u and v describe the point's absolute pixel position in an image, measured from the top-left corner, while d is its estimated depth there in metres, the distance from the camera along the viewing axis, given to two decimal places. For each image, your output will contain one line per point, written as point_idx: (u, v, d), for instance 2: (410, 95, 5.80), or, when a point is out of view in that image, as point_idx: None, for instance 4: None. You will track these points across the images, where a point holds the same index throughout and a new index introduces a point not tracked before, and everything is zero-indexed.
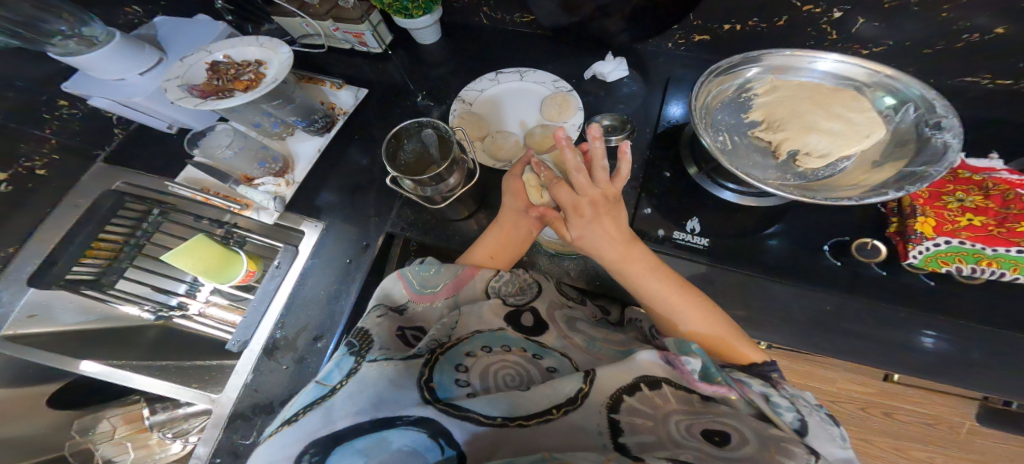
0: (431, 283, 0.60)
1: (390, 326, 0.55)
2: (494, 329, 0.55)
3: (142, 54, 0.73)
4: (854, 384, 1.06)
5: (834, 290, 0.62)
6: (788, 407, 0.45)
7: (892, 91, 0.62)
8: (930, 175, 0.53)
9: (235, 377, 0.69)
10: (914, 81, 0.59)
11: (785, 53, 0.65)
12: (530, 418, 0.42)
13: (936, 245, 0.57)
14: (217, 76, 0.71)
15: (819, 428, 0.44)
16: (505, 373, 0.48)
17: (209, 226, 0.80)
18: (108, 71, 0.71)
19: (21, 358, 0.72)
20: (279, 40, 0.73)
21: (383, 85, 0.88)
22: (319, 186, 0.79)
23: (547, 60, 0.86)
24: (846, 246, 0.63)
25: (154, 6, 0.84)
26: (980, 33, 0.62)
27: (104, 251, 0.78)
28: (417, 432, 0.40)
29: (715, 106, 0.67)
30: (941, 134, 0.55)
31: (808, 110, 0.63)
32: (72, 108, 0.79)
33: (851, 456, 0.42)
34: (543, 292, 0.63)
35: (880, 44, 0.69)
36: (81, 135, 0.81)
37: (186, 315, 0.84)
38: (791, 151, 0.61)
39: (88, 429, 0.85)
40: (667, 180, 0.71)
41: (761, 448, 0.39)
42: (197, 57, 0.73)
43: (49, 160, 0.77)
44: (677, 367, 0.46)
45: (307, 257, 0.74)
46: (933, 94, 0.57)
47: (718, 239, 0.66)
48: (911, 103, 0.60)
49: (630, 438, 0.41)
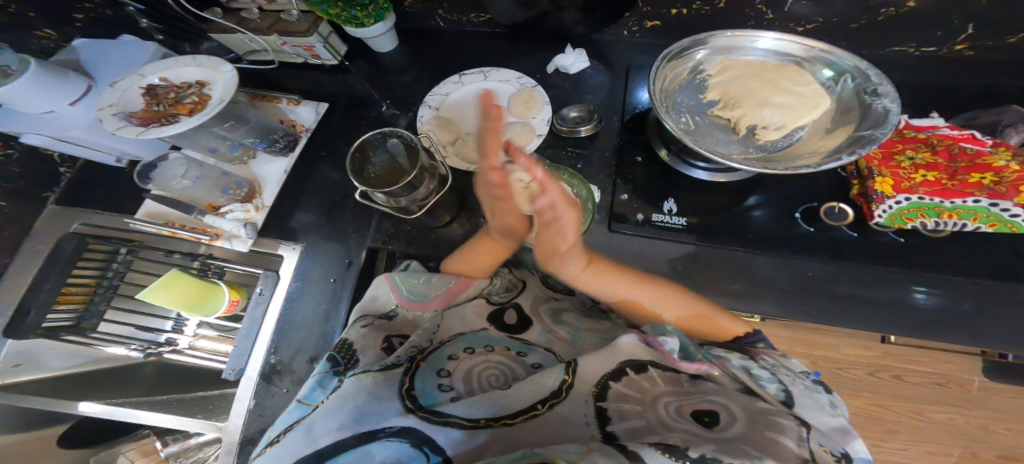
0: (420, 291, 0.61)
1: (374, 338, 0.56)
2: (477, 330, 0.56)
3: (68, 81, 0.72)
4: (860, 349, 1.10)
5: (811, 256, 0.64)
6: (770, 378, 0.48)
7: (829, 64, 0.64)
8: (877, 136, 0.55)
9: (237, 404, 0.69)
10: (846, 53, 0.62)
11: (728, 34, 0.66)
12: (515, 416, 0.43)
13: (897, 203, 0.59)
14: (156, 101, 0.70)
15: (805, 398, 0.47)
16: (488, 373, 0.49)
17: (183, 259, 0.79)
18: (36, 104, 0.69)
19: (14, 405, 0.72)
20: (219, 59, 0.74)
21: (346, 97, 0.87)
22: (294, 207, 0.79)
23: (506, 58, 0.86)
24: (816, 212, 0.66)
25: (70, 29, 0.81)
26: (895, 7, 0.65)
27: (77, 296, 0.77)
28: (400, 442, 0.41)
29: (674, 89, 0.68)
30: (879, 99, 0.58)
31: (759, 87, 0.64)
32: (7, 149, 0.75)
33: (844, 424, 0.44)
34: (526, 289, 0.65)
35: (812, 21, 0.71)
36: (25, 178, 0.78)
37: (177, 349, 0.84)
38: (750, 126, 0.63)
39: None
40: (640, 165, 0.72)
41: (750, 425, 0.41)
42: (129, 81, 0.73)
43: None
44: (656, 347, 0.49)
45: (289, 281, 0.74)
46: (865, 63, 0.60)
47: (694, 217, 0.67)
48: (849, 73, 0.62)
49: (618, 426, 0.41)
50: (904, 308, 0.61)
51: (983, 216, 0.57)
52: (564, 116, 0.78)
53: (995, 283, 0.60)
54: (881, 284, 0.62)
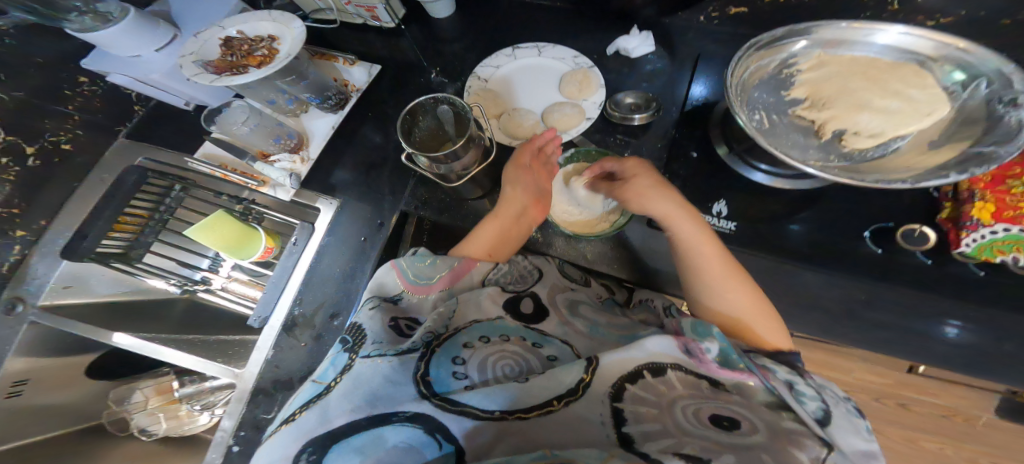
0: (426, 274, 0.59)
1: (383, 316, 0.54)
2: (493, 318, 0.54)
3: (158, 30, 0.74)
4: (872, 374, 1.00)
5: (874, 280, 0.57)
6: (813, 396, 0.43)
7: (963, 66, 0.55)
8: (999, 155, 0.47)
9: (257, 353, 0.70)
10: (989, 53, 0.52)
11: (841, 25, 0.59)
12: (530, 411, 0.41)
13: (993, 233, 0.51)
14: (231, 52, 0.71)
15: (842, 419, 0.42)
16: (503, 363, 0.47)
17: (229, 202, 0.80)
18: (125, 48, 0.71)
19: (57, 329, 0.75)
20: (291, 15, 0.72)
21: (396, 62, 0.86)
22: (334, 164, 0.78)
23: (566, 34, 0.82)
24: (891, 233, 0.58)
25: None
26: None
27: (131, 225, 0.80)
28: (413, 428, 0.40)
29: (752, 83, 0.61)
30: (1015, 110, 0.50)
31: (861, 87, 0.57)
32: (92, 84, 0.81)
33: (874, 449, 0.40)
34: (543, 278, 0.62)
35: (949, 14, 0.61)
36: (104, 113, 0.82)
37: (209, 289, 0.86)
38: (837, 131, 0.57)
39: (123, 399, 0.89)
40: (694, 161, 0.66)
41: (773, 437, 0.37)
42: (211, 33, 0.73)
43: (73, 136, 0.79)
44: (693, 354, 0.44)
45: (323, 235, 0.74)
46: (1011, 66, 0.51)
47: (746, 223, 0.62)
48: (985, 78, 0.53)
49: (634, 428, 0.39)
50: (963, 348, 0.54)
51: None
52: (618, 101, 0.73)
53: None
54: (942, 319, 0.55)
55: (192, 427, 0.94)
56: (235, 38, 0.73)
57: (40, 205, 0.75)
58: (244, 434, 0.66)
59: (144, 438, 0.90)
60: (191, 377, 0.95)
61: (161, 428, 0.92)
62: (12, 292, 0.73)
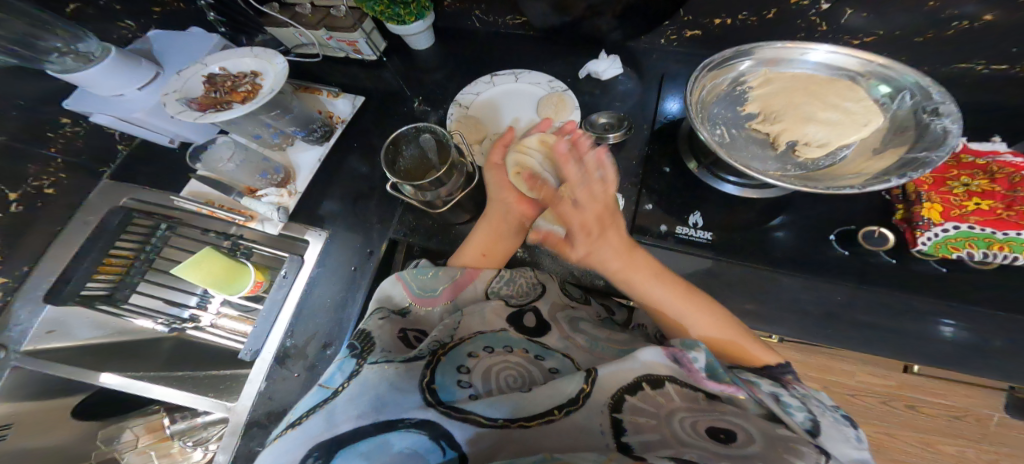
0: (429, 287, 0.62)
1: (391, 328, 0.57)
2: (497, 330, 0.56)
3: (139, 68, 0.76)
4: (875, 377, 1.03)
5: (844, 279, 0.60)
6: (799, 407, 0.47)
7: (886, 80, 0.61)
8: (931, 160, 0.52)
9: (248, 385, 0.70)
10: (908, 68, 0.58)
11: (776, 46, 0.64)
12: (531, 419, 0.43)
13: (944, 231, 0.54)
14: (214, 88, 0.73)
15: (833, 429, 0.45)
16: (506, 374, 0.49)
17: (217, 238, 0.82)
18: (108, 86, 0.73)
19: (44, 372, 0.75)
20: (273, 51, 0.75)
21: (379, 92, 0.89)
22: (321, 195, 0.80)
23: (540, 61, 0.87)
24: (852, 235, 0.62)
25: (148, 20, 0.87)
26: (969, 20, 0.62)
27: (116, 267, 0.80)
28: (419, 434, 0.42)
29: (710, 100, 0.66)
30: (939, 119, 0.55)
31: (804, 102, 0.62)
32: (75, 125, 0.80)
33: (865, 457, 0.42)
34: (544, 293, 0.64)
35: (870, 34, 0.69)
36: (86, 153, 0.82)
37: (199, 327, 0.86)
38: (790, 142, 0.61)
39: (112, 438, 0.88)
40: (667, 175, 0.70)
41: (769, 447, 0.39)
42: (193, 70, 0.75)
43: (57, 180, 0.79)
44: (683, 364, 0.46)
45: (313, 266, 0.75)
46: (927, 80, 0.57)
47: (720, 231, 0.65)
48: (908, 91, 0.59)
49: (633, 437, 0.41)
50: (941, 342, 0.57)
51: None
52: (592, 122, 0.77)
53: None
54: (915, 315, 0.58)
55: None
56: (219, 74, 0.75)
57: (24, 248, 0.76)
58: None
59: None
60: (182, 413, 0.94)
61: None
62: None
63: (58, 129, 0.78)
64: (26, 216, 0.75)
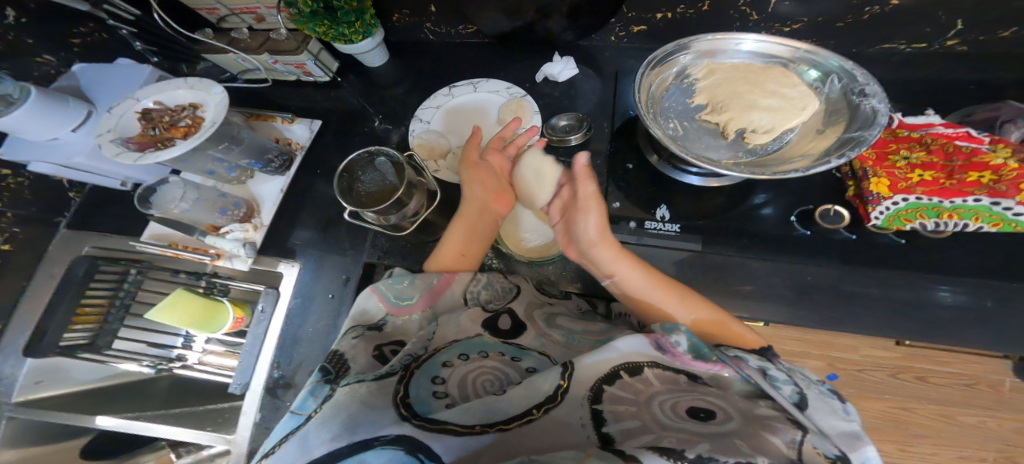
0: (406, 294, 0.63)
1: (367, 347, 0.56)
2: (471, 336, 0.57)
3: (68, 109, 0.73)
4: (880, 351, 1.07)
5: (808, 258, 0.62)
6: (785, 381, 0.48)
7: (814, 65, 0.64)
8: (867, 138, 0.55)
9: (244, 417, 0.70)
10: (831, 53, 0.62)
11: (709, 38, 0.66)
12: (509, 422, 0.44)
13: (894, 204, 0.56)
14: (152, 125, 0.72)
15: (817, 401, 0.46)
16: (482, 379, 0.50)
17: (188, 279, 0.80)
18: (40, 130, 0.70)
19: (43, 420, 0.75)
20: (209, 80, 0.75)
21: (338, 113, 0.88)
22: (290, 225, 0.80)
23: (496, 68, 0.87)
24: (810, 214, 0.64)
25: (68, 54, 0.83)
26: (879, 5, 0.66)
27: (92, 316, 0.79)
28: (395, 450, 0.42)
29: (660, 96, 0.68)
30: (867, 100, 0.59)
31: (745, 90, 0.64)
32: (17, 176, 0.76)
33: (855, 429, 0.43)
34: (521, 294, 0.65)
35: (798, 21, 0.72)
36: (36, 204, 0.79)
37: (186, 365, 0.83)
38: (738, 130, 0.63)
39: None
40: (632, 171, 0.72)
41: (746, 423, 0.41)
42: (126, 106, 0.74)
43: (12, 234, 0.77)
44: (665, 349, 0.48)
45: (289, 297, 0.74)
46: (850, 64, 0.61)
47: (686, 222, 0.67)
48: (834, 74, 0.63)
49: (613, 427, 0.42)
50: (910, 310, 0.59)
51: (986, 215, 0.54)
52: (553, 125, 0.77)
53: (1006, 284, 0.57)
54: (876, 287, 0.60)
55: None
56: (155, 109, 0.74)
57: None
58: None
59: None
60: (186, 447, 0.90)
61: None
62: None
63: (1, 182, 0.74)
64: None
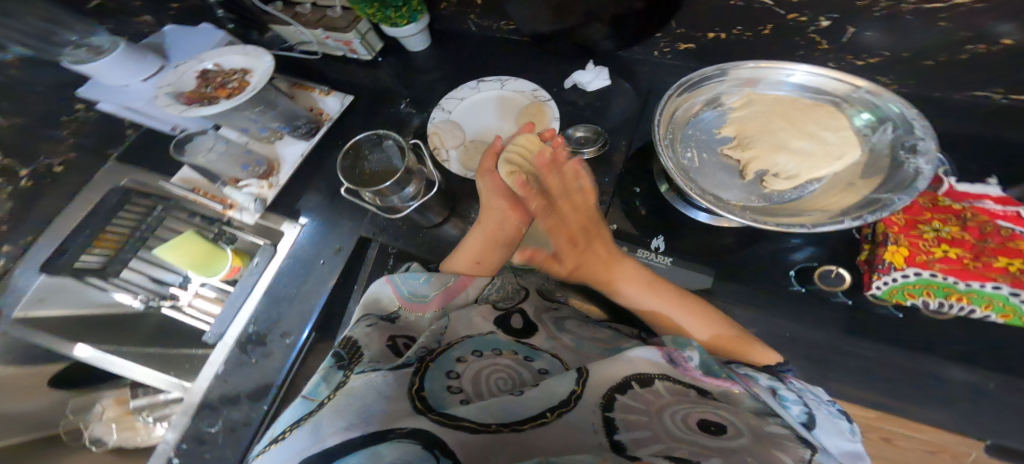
0: (420, 292, 0.64)
1: (379, 337, 0.56)
2: (483, 333, 0.56)
3: (144, 62, 0.79)
4: None
5: (799, 318, 0.58)
6: (795, 400, 0.47)
7: (870, 108, 0.60)
8: (893, 202, 0.50)
9: (207, 367, 0.73)
10: (892, 97, 0.58)
11: (752, 66, 0.64)
12: (525, 423, 0.42)
13: (903, 277, 0.52)
14: (206, 84, 0.73)
15: (825, 422, 0.47)
16: (496, 376, 0.50)
17: (203, 223, 0.84)
18: (114, 77, 0.77)
19: (31, 340, 0.79)
20: (264, 50, 0.75)
21: (370, 90, 0.91)
22: (303, 189, 0.82)
23: (529, 70, 0.87)
24: (809, 272, 0.60)
25: (164, 15, 0.90)
26: (987, 43, 0.58)
27: (110, 241, 0.81)
28: (409, 444, 0.40)
29: (684, 122, 0.65)
30: (914, 158, 0.54)
31: (780, 128, 0.61)
32: (89, 110, 0.85)
33: (858, 450, 0.46)
34: (529, 296, 0.66)
35: (875, 54, 0.67)
36: (96, 136, 0.86)
37: (176, 305, 0.88)
38: (759, 171, 0.60)
39: (83, 409, 0.88)
40: (638, 196, 0.70)
41: (757, 440, 0.40)
42: (189, 65, 0.76)
43: (67, 159, 0.83)
44: (678, 363, 0.48)
45: (283, 255, 0.77)
46: (912, 112, 0.56)
47: (680, 257, 0.65)
48: (890, 122, 0.58)
49: (625, 435, 0.41)
50: (903, 393, 0.54)
51: (999, 304, 0.49)
52: (569, 135, 0.77)
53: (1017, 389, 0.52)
54: (863, 362, 0.56)
55: (147, 440, 0.89)
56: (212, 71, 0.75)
57: (29, 220, 0.78)
58: (185, 446, 0.67)
59: (94, 448, 0.87)
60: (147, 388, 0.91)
61: (115, 439, 0.89)
62: None
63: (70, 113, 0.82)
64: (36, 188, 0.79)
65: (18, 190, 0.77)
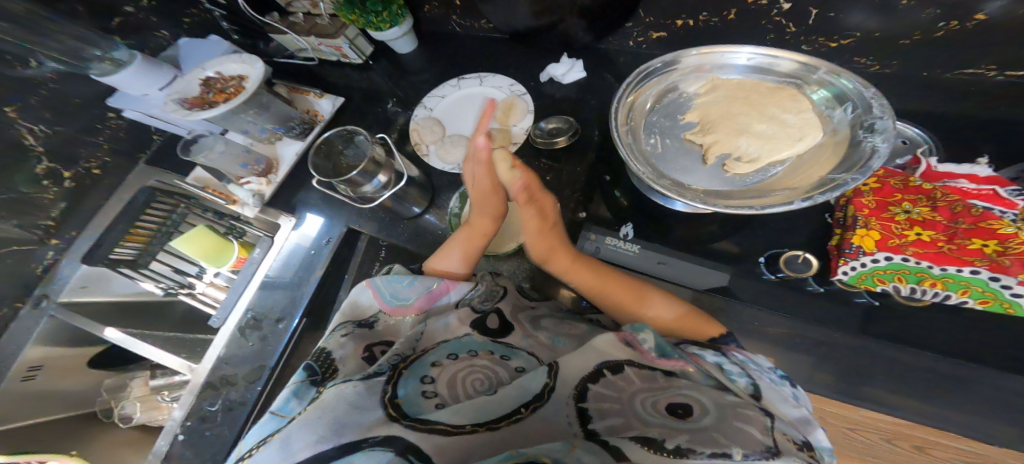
0: (402, 295, 0.64)
1: (355, 347, 0.58)
2: (460, 336, 0.58)
3: (159, 72, 0.84)
4: None
5: (763, 305, 0.58)
6: (739, 373, 0.48)
7: (826, 85, 0.57)
8: (845, 183, 0.48)
9: (212, 349, 0.78)
10: (849, 76, 0.54)
11: (696, 53, 0.62)
12: (500, 421, 0.44)
13: (874, 262, 0.49)
14: (208, 90, 0.77)
15: (773, 391, 0.47)
16: (473, 379, 0.51)
17: (215, 217, 0.93)
18: (135, 87, 0.82)
19: (69, 323, 0.87)
20: (257, 56, 0.78)
21: (362, 92, 0.95)
22: (299, 185, 0.87)
23: (510, 66, 0.89)
24: (778, 258, 0.59)
25: (179, 29, 0.94)
26: (959, 20, 0.55)
27: (141, 237, 0.92)
28: (384, 452, 0.41)
29: (647, 109, 0.64)
30: (871, 137, 0.50)
31: (740, 112, 0.59)
32: (119, 120, 0.91)
33: (807, 414, 0.46)
34: (507, 294, 0.67)
35: (848, 36, 0.63)
36: (128, 141, 0.94)
37: (192, 293, 0.96)
38: (721, 156, 0.57)
39: (117, 388, 1.00)
40: (607, 184, 0.71)
41: (720, 417, 0.42)
42: (194, 73, 0.80)
43: (103, 162, 0.90)
44: (634, 346, 0.49)
45: (281, 246, 0.82)
46: (870, 91, 0.52)
47: (649, 244, 0.64)
48: (851, 100, 0.54)
49: (599, 424, 0.42)
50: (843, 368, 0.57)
51: (974, 289, 0.47)
52: (541, 127, 0.78)
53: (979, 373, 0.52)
54: (819, 347, 0.58)
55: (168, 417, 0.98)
56: (213, 78, 0.79)
57: (78, 217, 0.88)
58: (190, 424, 0.73)
59: (121, 425, 0.97)
60: (164, 369, 1.02)
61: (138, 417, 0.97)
62: (43, 290, 0.85)
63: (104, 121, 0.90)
64: (76, 191, 0.87)
65: (59, 193, 0.85)
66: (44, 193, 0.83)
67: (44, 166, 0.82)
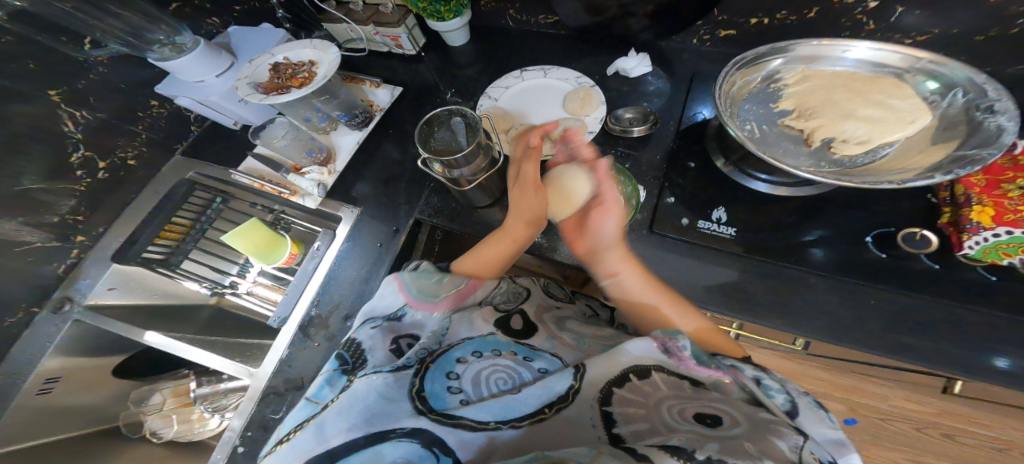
0: (429, 290, 0.61)
1: (383, 338, 0.55)
2: (484, 334, 0.56)
3: (219, 59, 0.79)
4: (913, 404, 0.98)
5: (879, 281, 0.57)
6: (780, 390, 0.45)
7: (935, 76, 0.58)
8: (984, 158, 0.49)
9: (272, 352, 0.73)
10: (960, 64, 0.55)
11: (814, 43, 0.62)
12: (524, 419, 0.44)
13: (994, 236, 0.51)
14: (278, 75, 0.74)
15: (808, 411, 0.44)
16: (496, 376, 0.50)
17: (261, 212, 0.87)
18: (192, 73, 0.76)
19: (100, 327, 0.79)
20: (330, 41, 0.76)
21: (416, 85, 0.91)
22: (356, 177, 0.83)
23: (573, 59, 0.88)
24: (891, 237, 0.58)
25: (230, 17, 0.91)
26: None
27: (174, 233, 0.85)
28: (410, 444, 0.42)
29: (741, 97, 0.64)
30: (994, 117, 0.51)
31: (844, 99, 0.59)
32: (161, 108, 0.87)
33: (841, 437, 0.42)
34: (530, 297, 0.67)
35: (923, 33, 0.64)
36: (166, 131, 0.88)
37: (236, 293, 0.89)
38: (826, 139, 0.58)
39: (142, 400, 0.92)
40: (692, 171, 0.68)
41: (753, 429, 0.39)
42: (262, 59, 0.78)
43: (139, 152, 0.85)
44: (672, 353, 0.46)
45: (343, 241, 0.78)
46: (983, 77, 0.54)
47: (746, 230, 0.62)
48: (960, 87, 0.55)
49: (624, 428, 0.41)
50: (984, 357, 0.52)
51: None
52: (618, 116, 0.76)
53: None
54: (952, 331, 0.53)
55: (202, 431, 0.94)
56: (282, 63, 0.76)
57: (105, 210, 0.81)
58: (251, 434, 0.69)
59: (154, 439, 0.90)
60: (209, 378, 0.97)
61: (172, 431, 0.93)
62: (63, 292, 0.77)
63: (148, 110, 0.85)
64: (109, 183, 0.81)
65: (91, 185, 0.79)
66: (76, 183, 0.77)
67: (79, 154, 0.77)
